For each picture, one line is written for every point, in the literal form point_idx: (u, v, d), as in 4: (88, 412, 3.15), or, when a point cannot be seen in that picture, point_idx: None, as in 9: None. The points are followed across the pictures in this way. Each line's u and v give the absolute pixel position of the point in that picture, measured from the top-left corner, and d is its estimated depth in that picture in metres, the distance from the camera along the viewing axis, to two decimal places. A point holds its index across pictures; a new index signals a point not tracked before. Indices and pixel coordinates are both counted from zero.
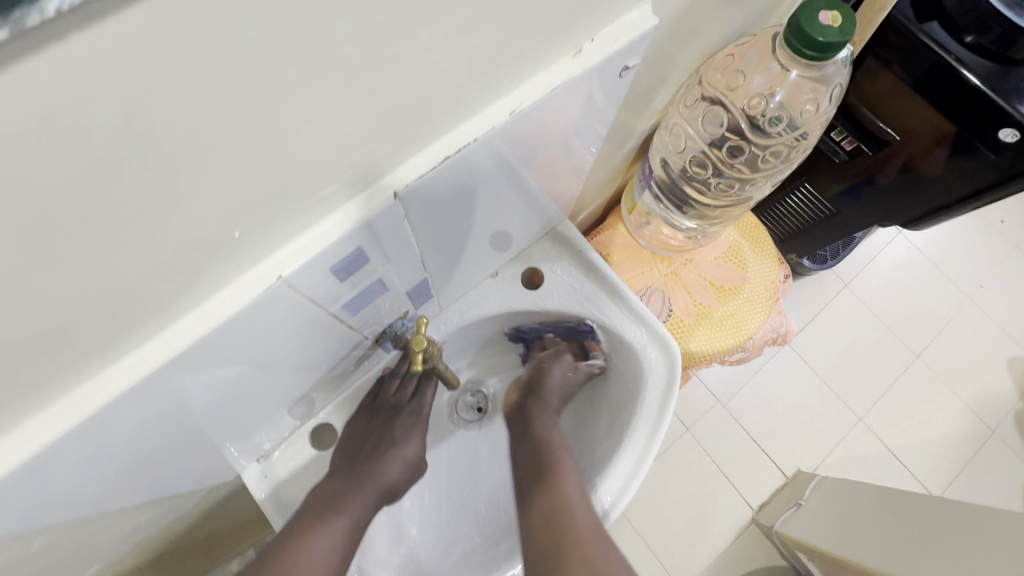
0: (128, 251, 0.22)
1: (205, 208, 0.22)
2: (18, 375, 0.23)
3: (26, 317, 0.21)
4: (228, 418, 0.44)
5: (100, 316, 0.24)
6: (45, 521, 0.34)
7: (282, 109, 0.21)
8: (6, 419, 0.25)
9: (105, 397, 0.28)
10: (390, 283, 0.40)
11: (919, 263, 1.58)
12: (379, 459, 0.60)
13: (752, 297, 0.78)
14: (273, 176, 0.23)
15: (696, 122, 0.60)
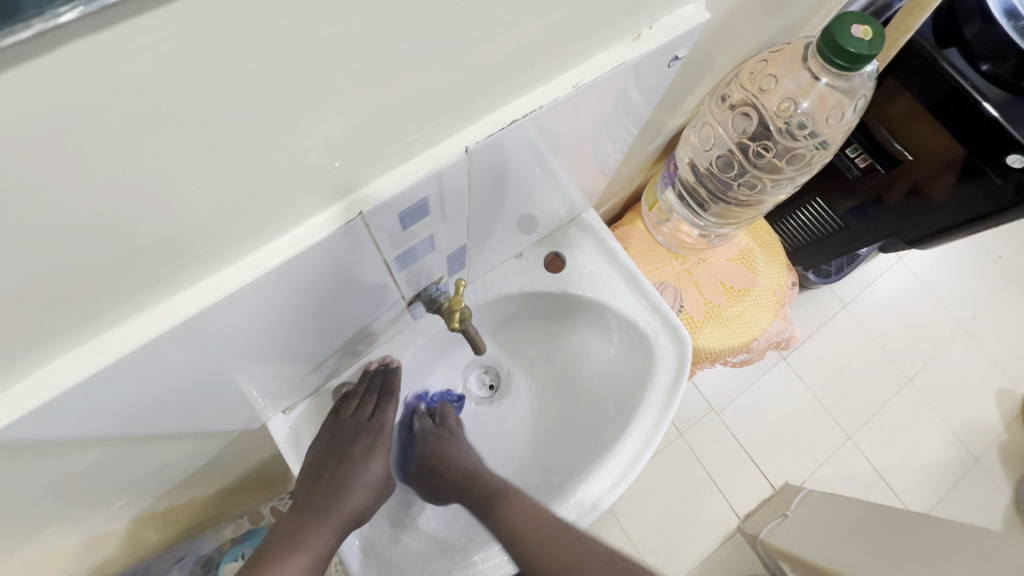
0: (248, 170, 0.23)
1: (317, 138, 0.24)
2: (127, 279, 0.25)
3: (153, 222, 0.23)
4: (271, 364, 0.46)
5: (208, 233, 0.25)
6: (107, 436, 0.37)
7: (401, 51, 0.23)
8: (101, 322, 0.26)
9: (182, 317, 0.28)
10: (438, 242, 0.43)
11: (917, 290, 1.62)
12: (343, 486, 0.57)
13: (760, 300, 0.81)
14: (376, 114, 0.26)
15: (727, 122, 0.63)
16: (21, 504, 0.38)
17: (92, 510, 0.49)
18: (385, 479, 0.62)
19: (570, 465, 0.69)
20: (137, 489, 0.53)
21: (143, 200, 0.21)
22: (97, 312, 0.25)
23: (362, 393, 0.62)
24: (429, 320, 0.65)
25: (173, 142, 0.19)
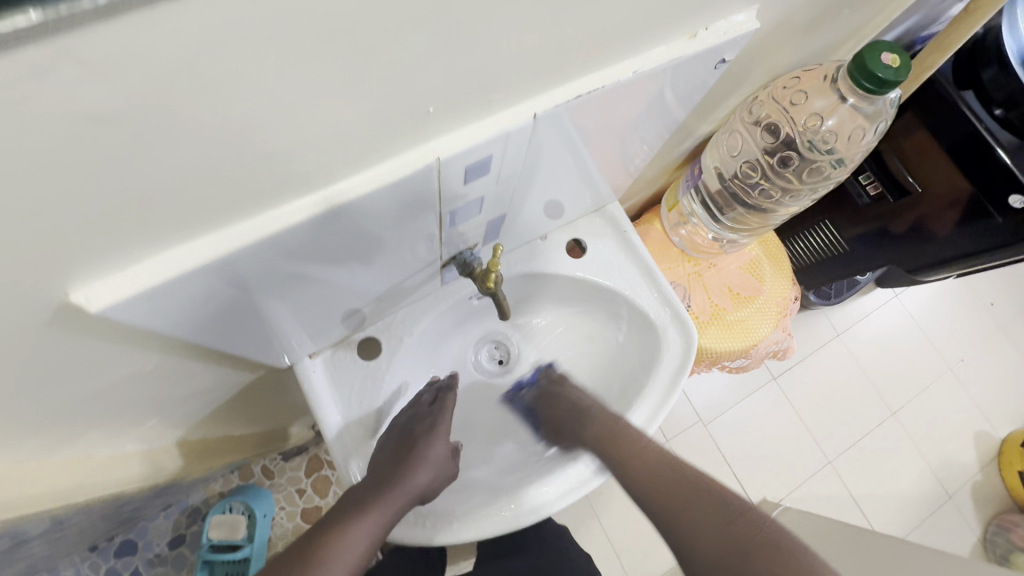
0: (363, 103, 0.26)
1: (424, 83, 0.27)
2: (238, 189, 0.27)
3: (278, 138, 0.25)
4: (315, 303, 0.49)
5: (314, 158, 0.28)
6: (169, 345, 0.40)
7: (511, 13, 0.26)
8: (201, 227, 0.29)
9: (270, 232, 0.31)
10: (485, 205, 0.46)
11: (909, 327, 1.66)
12: (409, 465, 0.57)
13: (763, 308, 0.85)
14: (475, 68, 0.29)
15: (754, 132, 0.66)
16: (81, 402, 0.41)
17: (125, 425, 0.52)
18: (448, 460, 0.61)
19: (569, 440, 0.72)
20: (167, 411, 0.56)
21: (279, 114, 0.24)
22: (204, 216, 0.28)
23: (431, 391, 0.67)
24: (454, 286, 0.68)
25: (320, 63, 0.22)
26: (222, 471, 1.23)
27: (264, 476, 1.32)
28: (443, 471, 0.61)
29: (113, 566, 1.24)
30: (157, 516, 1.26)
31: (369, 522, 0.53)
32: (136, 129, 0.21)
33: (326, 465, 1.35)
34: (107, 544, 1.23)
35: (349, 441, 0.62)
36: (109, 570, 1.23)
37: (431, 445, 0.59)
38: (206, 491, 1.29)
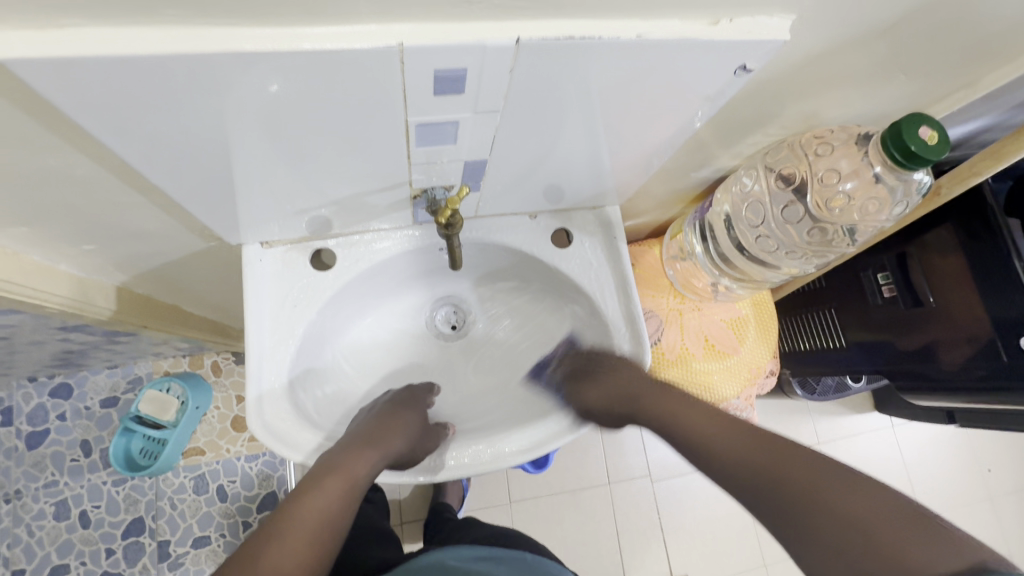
0: None
1: None
2: None
3: None
4: (267, 179, 0.48)
5: None
6: (102, 156, 0.39)
7: None
8: (132, 16, 0.28)
9: (206, 48, 0.30)
10: (461, 138, 0.44)
11: (892, 462, 1.58)
12: (382, 430, 0.62)
13: (733, 369, 0.81)
14: None
15: (772, 178, 0.63)
16: (8, 189, 0.41)
17: (56, 238, 0.52)
18: (425, 431, 0.65)
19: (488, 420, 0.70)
20: (107, 244, 0.56)
21: None
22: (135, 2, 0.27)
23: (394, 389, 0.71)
24: (427, 231, 0.67)
25: None
26: (174, 351, 1.24)
27: (212, 371, 1.32)
28: (413, 442, 0.63)
29: (42, 402, 1.26)
30: (101, 371, 1.27)
31: (341, 480, 0.57)
32: None
33: None
34: (44, 379, 1.26)
35: (269, 366, 0.60)
36: (37, 405, 1.26)
37: (398, 414, 0.64)
38: (155, 365, 1.30)
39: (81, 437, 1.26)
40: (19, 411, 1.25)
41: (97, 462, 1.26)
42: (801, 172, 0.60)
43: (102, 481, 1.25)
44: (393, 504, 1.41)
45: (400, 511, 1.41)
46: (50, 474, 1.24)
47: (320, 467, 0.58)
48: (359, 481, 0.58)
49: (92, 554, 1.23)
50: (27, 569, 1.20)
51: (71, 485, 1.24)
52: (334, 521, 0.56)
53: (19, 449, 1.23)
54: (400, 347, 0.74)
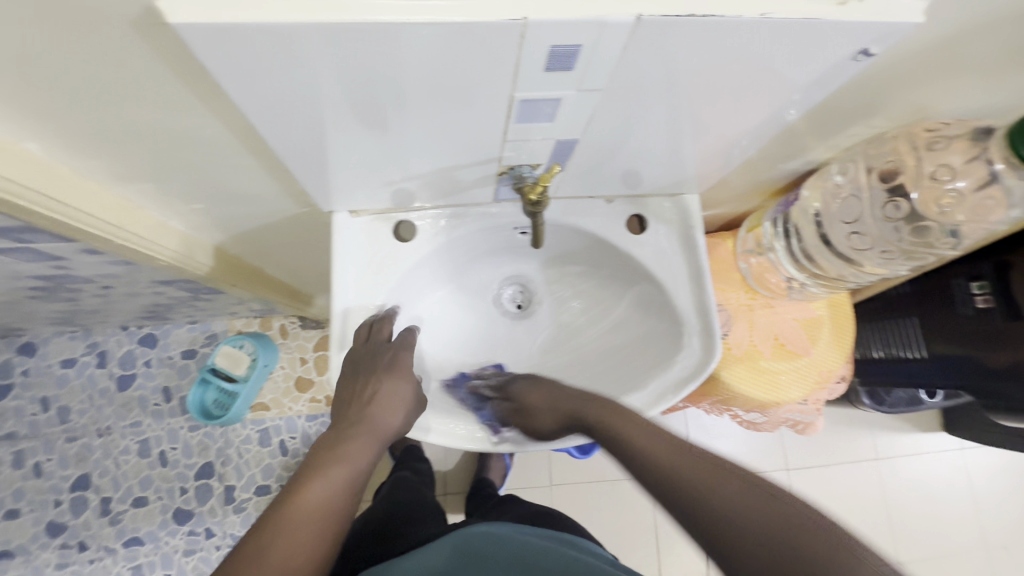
0: None
1: None
2: None
3: None
4: (366, 150, 0.50)
5: None
6: (230, 119, 0.43)
7: None
8: None
9: (349, 18, 0.32)
10: (559, 116, 0.45)
11: (958, 486, 1.48)
12: (377, 406, 0.58)
13: (802, 370, 0.78)
14: None
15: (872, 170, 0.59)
16: (146, 145, 0.45)
17: (174, 195, 0.57)
18: (416, 399, 0.62)
19: None
20: (214, 204, 0.61)
21: None
22: None
23: (370, 332, 0.62)
24: (504, 210, 0.68)
25: None
26: (248, 312, 1.32)
27: (279, 334, 1.40)
28: (408, 414, 0.61)
29: (132, 349, 1.38)
30: (183, 325, 1.38)
31: (343, 470, 0.53)
32: None
33: None
34: (134, 329, 1.38)
35: (355, 291, 0.65)
36: (127, 351, 1.38)
37: (384, 381, 0.59)
38: (230, 323, 1.39)
39: (163, 384, 1.37)
40: (112, 355, 1.38)
41: (176, 409, 1.37)
42: (909, 167, 0.57)
43: (180, 426, 1.36)
44: (438, 475, 1.46)
45: (444, 483, 1.45)
46: (136, 415, 1.36)
47: (317, 461, 0.53)
48: (359, 468, 0.54)
49: (168, 491, 1.34)
50: (113, 498, 1.33)
51: (152, 426, 1.36)
52: (338, 515, 0.51)
53: (110, 389, 1.36)
54: (470, 316, 0.76)
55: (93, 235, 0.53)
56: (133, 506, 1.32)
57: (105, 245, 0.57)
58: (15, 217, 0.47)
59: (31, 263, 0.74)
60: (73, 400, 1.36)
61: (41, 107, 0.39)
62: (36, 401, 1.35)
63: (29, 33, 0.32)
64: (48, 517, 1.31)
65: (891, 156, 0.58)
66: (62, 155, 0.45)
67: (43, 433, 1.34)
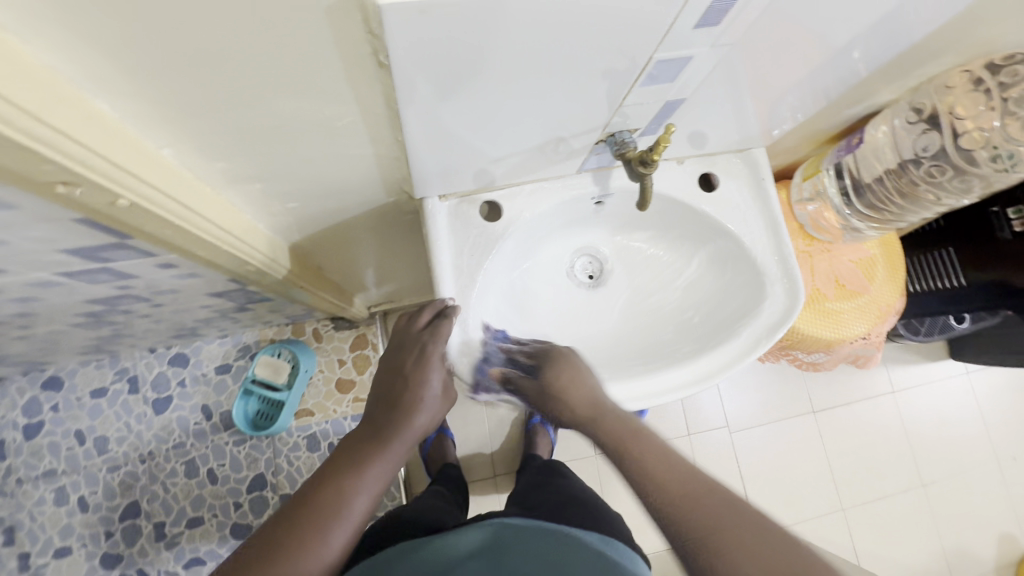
0: None
1: None
2: None
3: None
4: (480, 131, 0.50)
5: None
6: (371, 108, 0.43)
7: None
8: None
9: None
10: (683, 73, 0.47)
11: (968, 408, 1.58)
12: (406, 408, 0.60)
13: (864, 307, 0.83)
14: None
15: (952, 99, 0.62)
16: (277, 143, 0.45)
17: (275, 196, 0.56)
18: (443, 393, 0.63)
19: (635, 361, 0.73)
20: (307, 202, 0.60)
21: None
22: None
23: (415, 316, 0.65)
24: (583, 181, 0.69)
25: None
26: (281, 319, 1.31)
27: (313, 338, 1.39)
28: (435, 408, 0.62)
29: (164, 371, 1.35)
30: (213, 340, 1.36)
31: (371, 466, 0.56)
32: None
33: (370, 347, 1.41)
34: (163, 350, 1.35)
35: (452, 281, 0.66)
36: (159, 373, 1.35)
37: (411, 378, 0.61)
38: (261, 333, 1.37)
39: (201, 402, 1.35)
40: (144, 378, 1.35)
41: (218, 425, 1.35)
42: (991, 96, 0.61)
43: (224, 442, 1.34)
44: (486, 459, 1.48)
45: (493, 464, 1.48)
46: (178, 436, 1.33)
47: (347, 454, 0.58)
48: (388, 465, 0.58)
49: (222, 508, 1.32)
50: (166, 521, 1.30)
51: (196, 445, 1.34)
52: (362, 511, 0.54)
53: (147, 414, 1.34)
54: (548, 290, 0.78)
55: (205, 241, 0.53)
56: (188, 527, 1.31)
57: (208, 251, 0.56)
58: (145, 228, 0.45)
59: (95, 285, 0.71)
60: (110, 429, 1.32)
61: (194, 113, 0.38)
62: (71, 434, 1.32)
63: (216, 30, 0.31)
64: (101, 550, 1.29)
65: (971, 85, 0.61)
66: (194, 159, 0.44)
67: (83, 467, 1.31)
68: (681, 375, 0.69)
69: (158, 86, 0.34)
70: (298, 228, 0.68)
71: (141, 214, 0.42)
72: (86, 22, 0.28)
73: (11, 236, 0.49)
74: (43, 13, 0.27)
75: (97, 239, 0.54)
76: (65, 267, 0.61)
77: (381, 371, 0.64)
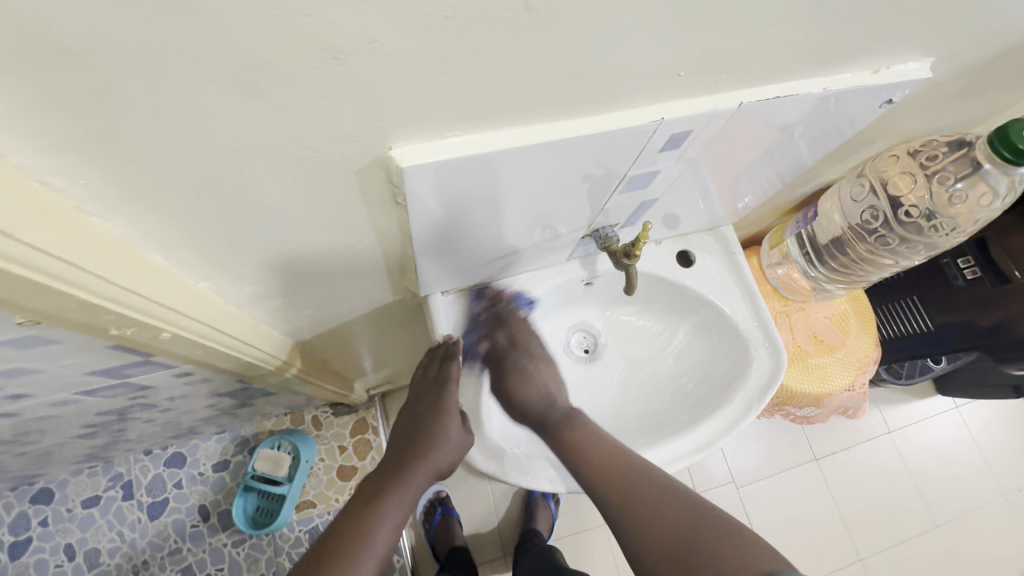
0: (653, 60, 0.35)
1: (690, 55, 0.36)
2: (541, 106, 0.37)
3: (591, 77, 0.35)
4: (480, 239, 0.56)
5: (596, 94, 0.37)
6: (385, 232, 0.48)
7: (771, 28, 0.36)
8: (499, 127, 0.38)
9: (538, 137, 0.39)
10: (654, 180, 0.55)
11: (964, 442, 1.60)
12: (427, 447, 0.70)
13: (845, 360, 0.88)
14: (727, 55, 0.38)
15: (885, 178, 0.72)
16: (299, 265, 0.50)
17: (292, 307, 0.60)
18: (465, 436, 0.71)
19: (636, 435, 0.76)
20: (320, 308, 0.64)
21: (607, 59, 0.34)
22: (509, 119, 0.37)
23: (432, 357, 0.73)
24: (570, 267, 0.76)
25: (653, 31, 0.32)
26: (279, 410, 1.31)
27: (313, 426, 1.39)
28: (454, 449, 0.71)
29: (159, 474, 1.32)
30: (210, 437, 1.34)
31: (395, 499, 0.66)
32: (541, 49, 0.31)
33: (370, 430, 1.41)
34: (159, 452, 1.33)
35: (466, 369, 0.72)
36: (154, 476, 1.32)
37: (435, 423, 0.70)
38: (260, 425, 1.37)
39: (198, 503, 1.31)
40: (138, 484, 1.31)
41: (216, 527, 1.31)
42: (918, 176, 0.70)
43: (222, 543, 1.29)
44: (494, 538, 1.43)
45: (501, 541, 1.43)
46: (174, 542, 1.29)
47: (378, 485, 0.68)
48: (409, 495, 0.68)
49: None
50: None
51: (193, 550, 1.28)
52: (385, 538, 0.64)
53: (142, 520, 1.29)
54: None
55: (229, 356, 0.56)
56: None
57: (228, 362, 0.60)
58: (177, 353, 0.49)
59: (109, 398, 0.73)
60: (102, 540, 1.27)
61: (229, 253, 0.43)
62: (60, 550, 1.26)
63: (262, 193, 0.36)
64: None
65: (898, 167, 0.71)
66: (225, 287, 0.49)
67: None
68: (678, 447, 0.73)
69: (206, 236, 0.39)
70: (309, 329, 0.72)
71: (179, 343, 0.46)
72: (160, 201, 0.34)
73: (45, 366, 0.52)
74: (123, 198, 0.32)
75: (124, 360, 0.58)
76: (85, 387, 0.64)
77: (410, 414, 0.75)
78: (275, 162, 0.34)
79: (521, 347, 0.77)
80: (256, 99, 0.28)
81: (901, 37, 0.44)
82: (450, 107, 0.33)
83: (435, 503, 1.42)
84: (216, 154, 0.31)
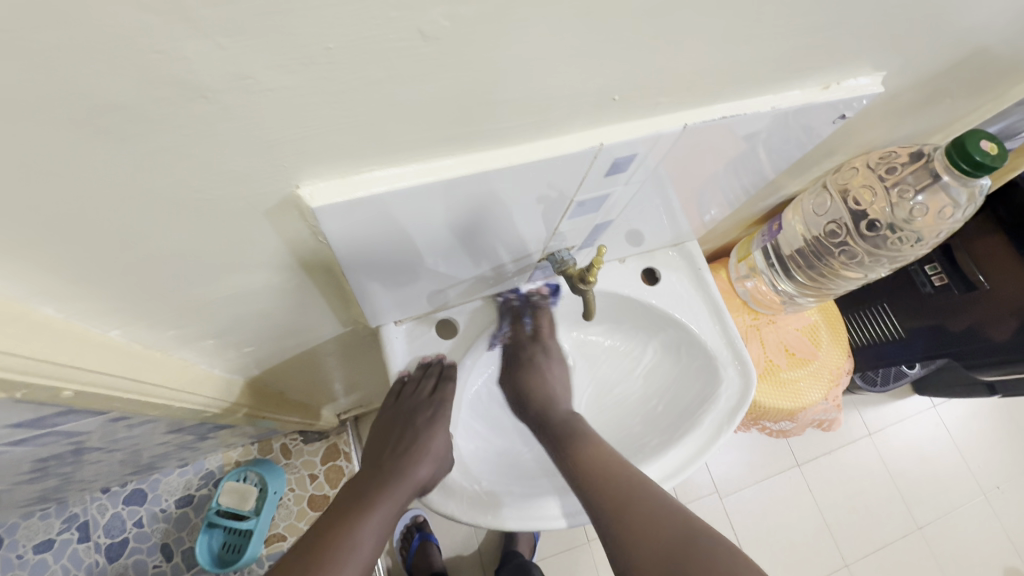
0: (582, 87, 0.33)
1: (622, 81, 0.34)
2: (465, 136, 0.34)
3: (515, 106, 0.33)
4: (425, 269, 0.53)
5: (526, 124, 0.35)
6: (316, 268, 0.45)
7: (705, 49, 0.34)
8: (422, 160, 0.35)
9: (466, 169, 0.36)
10: (607, 203, 0.53)
11: (944, 441, 1.60)
12: (412, 458, 0.67)
13: (817, 373, 0.86)
14: (662, 78, 0.35)
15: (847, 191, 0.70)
16: (225, 306, 0.46)
17: (230, 346, 0.57)
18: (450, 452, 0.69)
19: None
20: (262, 345, 0.60)
21: (528, 87, 0.31)
22: (431, 151, 0.34)
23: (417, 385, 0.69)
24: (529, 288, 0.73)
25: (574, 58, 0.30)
26: (244, 440, 1.25)
27: (281, 454, 1.34)
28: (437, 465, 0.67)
29: (118, 513, 1.26)
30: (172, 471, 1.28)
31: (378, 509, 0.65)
32: (451, 82, 0.28)
33: (342, 457, 1.37)
34: (117, 489, 1.26)
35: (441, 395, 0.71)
36: (113, 515, 1.26)
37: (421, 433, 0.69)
38: (225, 457, 1.31)
39: (161, 542, 1.25)
40: (95, 524, 1.25)
41: (180, 566, 1.25)
42: (879, 187, 0.69)
43: None
44: (474, 561, 1.39)
45: (482, 565, 1.39)
46: None
47: (362, 492, 0.67)
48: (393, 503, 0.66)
49: None
50: None
51: None
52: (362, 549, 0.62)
53: (100, 563, 1.22)
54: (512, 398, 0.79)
55: (159, 404, 0.52)
56: None
57: (161, 410, 0.55)
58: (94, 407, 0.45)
59: (40, 447, 0.68)
60: None
61: (139, 300, 0.40)
62: None
63: (159, 240, 0.33)
64: None
65: (858, 179, 0.69)
66: (143, 334, 0.45)
67: None
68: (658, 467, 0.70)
69: (105, 286, 0.36)
70: (256, 365, 0.68)
71: (91, 399, 0.42)
72: (34, 257, 0.30)
73: None
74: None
75: (42, 412, 0.53)
76: (6, 440, 0.59)
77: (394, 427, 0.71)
78: (167, 209, 0.31)
79: (541, 340, 0.76)
80: (123, 146, 0.25)
81: (847, 53, 0.42)
82: (359, 143, 0.31)
83: (412, 528, 1.37)
84: (91, 205, 0.28)
